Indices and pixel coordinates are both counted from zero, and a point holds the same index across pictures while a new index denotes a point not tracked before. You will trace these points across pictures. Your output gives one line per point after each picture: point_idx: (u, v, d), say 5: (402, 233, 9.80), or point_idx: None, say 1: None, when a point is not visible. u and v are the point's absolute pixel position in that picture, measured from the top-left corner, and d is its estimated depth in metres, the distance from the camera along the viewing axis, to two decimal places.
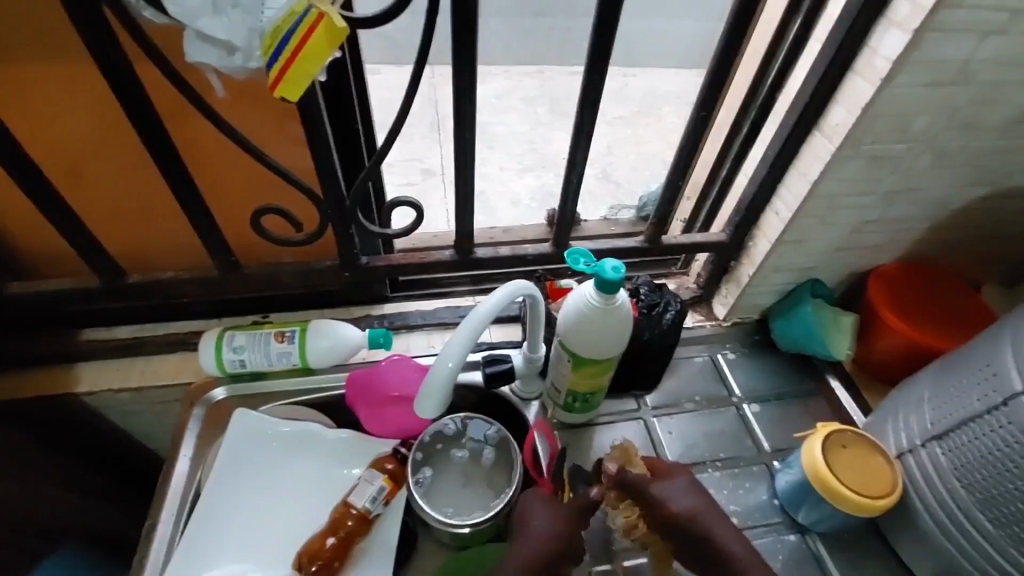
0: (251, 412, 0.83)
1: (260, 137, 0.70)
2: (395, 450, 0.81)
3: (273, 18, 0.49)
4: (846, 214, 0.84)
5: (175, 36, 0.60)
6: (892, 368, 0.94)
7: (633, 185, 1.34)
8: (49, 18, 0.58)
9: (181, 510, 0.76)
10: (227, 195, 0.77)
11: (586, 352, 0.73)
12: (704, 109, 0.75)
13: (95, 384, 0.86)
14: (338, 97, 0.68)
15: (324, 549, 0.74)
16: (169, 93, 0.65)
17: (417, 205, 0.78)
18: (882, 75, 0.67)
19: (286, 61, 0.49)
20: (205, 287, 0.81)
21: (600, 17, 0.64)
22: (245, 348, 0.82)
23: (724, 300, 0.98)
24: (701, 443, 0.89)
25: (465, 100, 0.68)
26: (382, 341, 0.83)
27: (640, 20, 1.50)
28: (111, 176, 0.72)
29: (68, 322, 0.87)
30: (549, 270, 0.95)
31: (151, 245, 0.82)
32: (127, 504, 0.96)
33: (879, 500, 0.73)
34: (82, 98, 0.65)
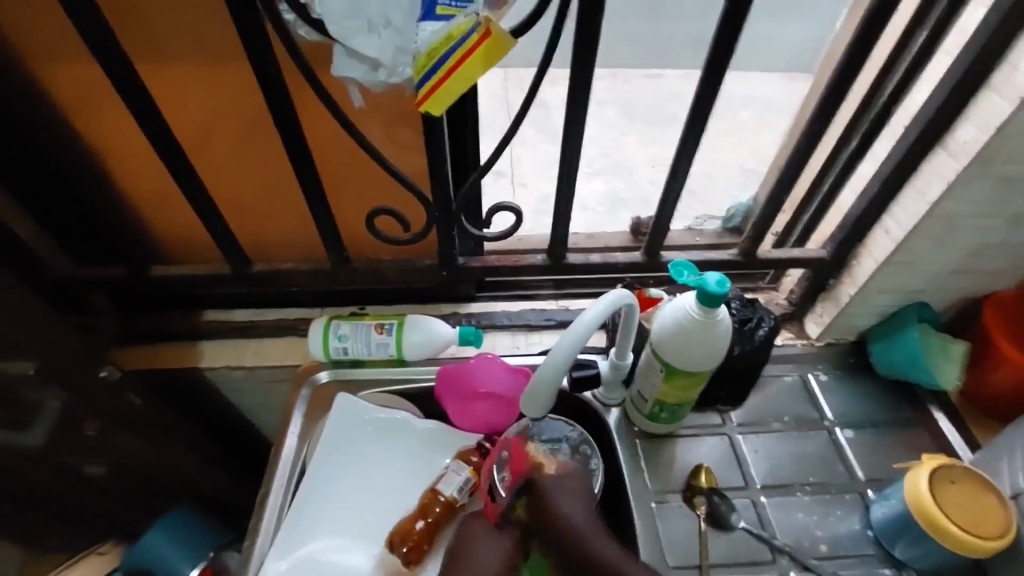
0: (351, 397, 0.89)
1: (382, 144, 0.75)
2: (480, 445, 0.85)
3: (428, 40, 0.53)
4: (964, 236, 0.79)
5: (326, 54, 0.65)
6: (1005, 403, 0.87)
7: (710, 193, 1.31)
8: (218, 35, 0.65)
9: (289, 481, 0.84)
10: (343, 195, 0.83)
11: (680, 364, 0.73)
12: (816, 124, 0.74)
13: (214, 360, 0.95)
14: (455, 107, 0.72)
15: (414, 531, 0.79)
16: (310, 100, 0.71)
17: (517, 210, 0.81)
18: (1023, 93, 0.64)
19: (439, 79, 0.54)
20: (318, 278, 0.88)
21: (719, 31, 0.65)
22: (349, 337, 0.88)
23: (818, 319, 0.95)
24: (788, 464, 0.87)
25: (575, 111, 0.70)
26: (473, 338, 0.87)
27: None
28: (247, 174, 0.80)
29: (193, 303, 0.97)
30: (637, 278, 0.96)
31: (273, 237, 0.89)
32: (233, 473, 1.05)
33: (990, 541, 0.69)
34: (236, 105, 0.72)
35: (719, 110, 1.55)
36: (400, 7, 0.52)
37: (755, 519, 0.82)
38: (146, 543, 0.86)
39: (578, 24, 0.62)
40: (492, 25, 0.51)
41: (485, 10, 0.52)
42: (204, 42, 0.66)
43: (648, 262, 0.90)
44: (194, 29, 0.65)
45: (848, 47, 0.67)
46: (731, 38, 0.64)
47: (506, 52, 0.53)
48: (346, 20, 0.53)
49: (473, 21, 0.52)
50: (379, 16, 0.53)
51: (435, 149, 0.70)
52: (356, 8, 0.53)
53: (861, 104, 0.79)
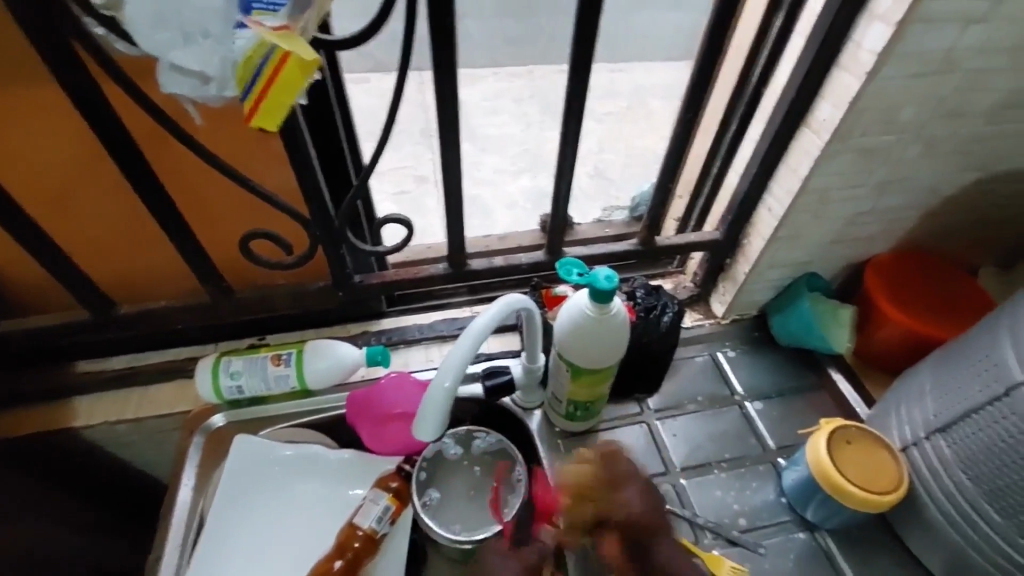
0: (250, 436, 0.82)
1: (244, 163, 0.70)
2: (400, 468, 0.81)
3: (244, 48, 0.48)
4: (838, 207, 0.83)
5: (148, 68, 0.59)
6: (892, 358, 0.93)
7: (626, 182, 1.33)
8: (22, 61, 0.58)
9: (186, 541, 0.76)
10: (215, 221, 0.76)
11: (583, 362, 0.72)
12: (690, 110, 0.75)
13: (91, 417, 0.85)
14: (319, 118, 0.67)
15: (331, 572, 0.74)
16: (146, 123, 0.64)
17: (408, 221, 0.77)
18: (868, 68, 0.67)
19: (261, 92, 0.50)
20: (198, 314, 0.81)
21: (580, 23, 0.63)
22: (242, 374, 0.81)
23: (721, 298, 0.97)
24: (705, 444, 0.88)
25: (449, 112, 0.67)
26: (380, 358, 0.82)
27: (624, 14, 1.49)
28: (96, 210, 0.72)
29: (66, 354, 0.87)
30: (545, 277, 0.94)
31: (141, 275, 0.81)
32: (135, 535, 0.96)
33: (885, 495, 0.73)
34: (62, 133, 0.64)
35: (627, 99, 1.57)
36: (216, 15, 0.47)
37: (677, 504, 0.83)
38: None
39: (432, 21, 0.59)
40: (289, 45, 0.47)
41: (282, 18, 0.48)
42: (4, 64, 0.58)
43: (550, 261, 0.89)
44: None
45: (708, 32, 0.68)
46: (592, 30, 0.64)
47: (314, 67, 0.49)
48: (156, 32, 0.48)
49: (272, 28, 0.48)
50: (191, 25, 0.48)
51: (302, 166, 0.65)
52: (161, 16, 0.47)
53: (733, 87, 0.81)
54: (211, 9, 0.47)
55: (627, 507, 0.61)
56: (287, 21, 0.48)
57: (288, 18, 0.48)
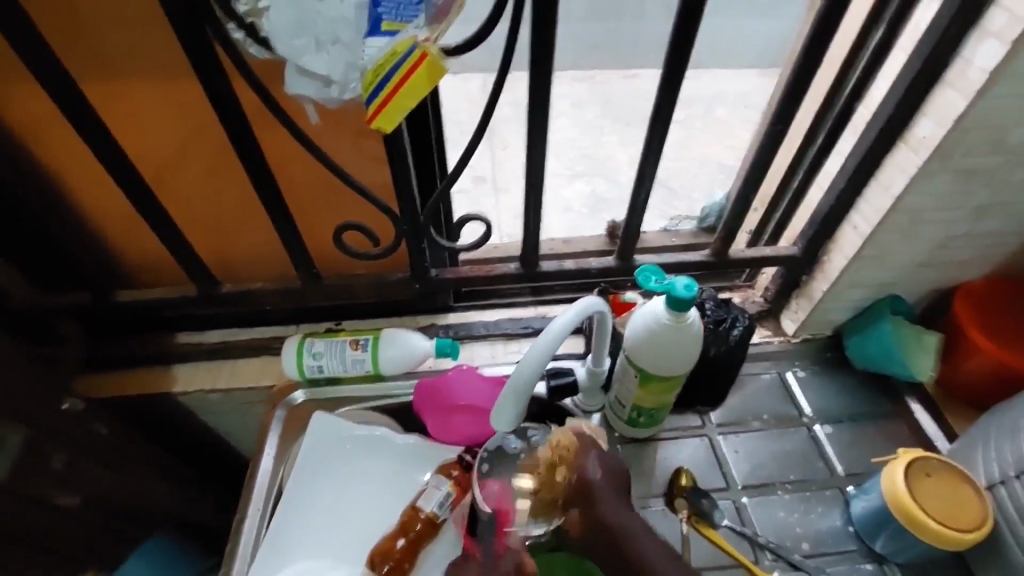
0: (327, 415, 0.88)
1: (343, 158, 0.75)
2: (461, 457, 0.83)
3: (375, 56, 0.52)
4: (930, 229, 0.80)
5: (279, 70, 0.65)
6: (979, 392, 0.88)
7: (688, 191, 1.32)
8: (171, 60, 0.65)
9: (266, 506, 0.83)
10: (312, 211, 0.82)
11: (653, 368, 0.73)
12: (779, 123, 0.74)
13: (188, 385, 0.93)
14: (416, 118, 0.71)
15: (395, 550, 0.78)
16: (265, 119, 0.70)
17: (488, 220, 0.80)
18: (978, 87, 0.64)
19: (388, 95, 0.54)
20: (288, 296, 0.87)
21: (676, 34, 0.64)
22: (323, 355, 0.87)
23: (794, 315, 0.95)
24: (769, 464, 0.87)
25: (538, 117, 0.70)
26: (450, 350, 0.86)
27: None
28: (211, 196, 0.80)
29: (166, 326, 0.95)
30: (612, 282, 0.95)
31: (240, 257, 0.89)
32: (213, 497, 1.03)
33: (966, 534, 0.69)
34: (194, 125, 0.72)
35: (696, 108, 1.55)
36: (347, 24, 0.51)
37: (736, 520, 0.82)
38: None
39: (533, 31, 0.61)
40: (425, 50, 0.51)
41: (422, 29, 0.52)
42: (157, 65, 0.66)
43: (621, 267, 0.90)
44: (146, 52, 0.64)
45: (807, 45, 0.67)
46: (687, 41, 0.65)
47: (443, 75, 0.53)
48: (292, 39, 0.53)
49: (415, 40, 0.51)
50: (325, 34, 0.52)
51: (399, 164, 0.69)
52: (300, 26, 0.52)
53: (824, 101, 0.80)
54: (347, 19, 0.51)
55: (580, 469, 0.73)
56: (424, 32, 0.52)
57: (427, 29, 0.52)
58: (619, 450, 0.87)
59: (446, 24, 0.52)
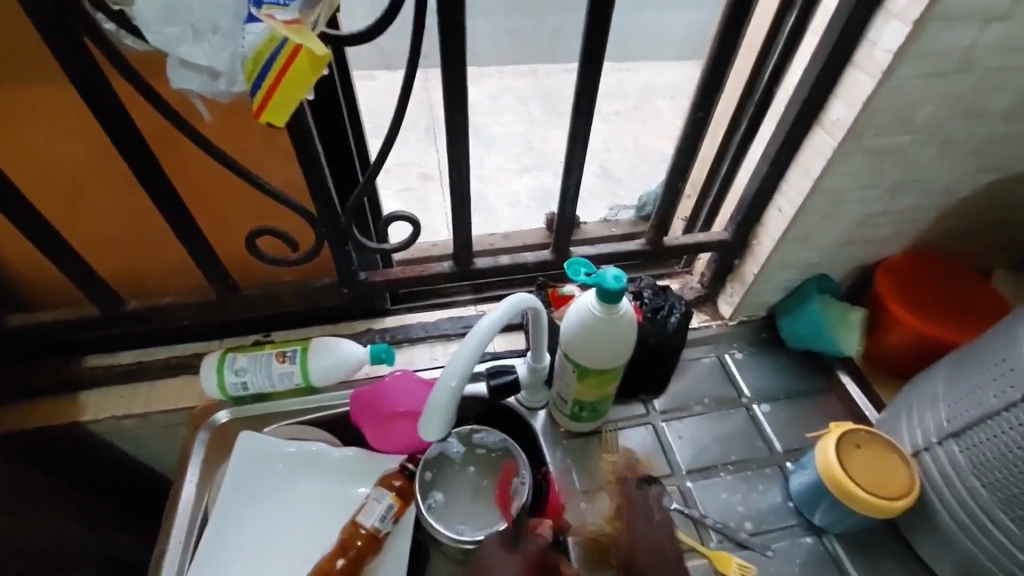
0: (254, 433, 0.82)
1: (249, 158, 0.69)
2: (402, 467, 0.80)
3: (254, 43, 0.48)
4: (850, 209, 0.82)
5: (159, 64, 0.59)
6: (903, 362, 0.92)
7: (631, 181, 1.32)
8: (29, 52, 0.57)
9: (190, 535, 0.76)
10: (223, 216, 0.76)
11: (589, 362, 0.72)
12: (701, 109, 0.74)
13: (98, 413, 0.86)
14: (327, 114, 0.67)
15: (334, 570, 0.74)
16: (154, 118, 0.64)
17: (414, 218, 0.76)
18: (883, 68, 0.66)
19: (271, 86, 0.49)
20: (204, 309, 0.81)
21: (591, 21, 0.63)
22: (247, 370, 0.81)
23: (729, 299, 0.96)
24: (712, 447, 0.88)
25: (457, 108, 0.67)
26: (385, 356, 0.82)
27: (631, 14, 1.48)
28: (102, 205, 0.72)
29: (69, 349, 0.87)
30: (551, 276, 0.94)
31: (147, 271, 0.81)
32: (138, 529, 0.96)
33: (893, 500, 0.71)
34: (70, 126, 0.64)
35: (634, 99, 1.56)
36: (225, 9, 0.47)
37: (682, 505, 0.82)
38: None
39: (442, 17, 0.58)
40: (300, 39, 0.46)
41: (294, 10, 0.46)
42: (17, 64, 0.58)
43: (557, 260, 0.89)
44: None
45: (722, 29, 0.67)
46: (603, 27, 0.63)
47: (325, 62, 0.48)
48: (165, 27, 0.48)
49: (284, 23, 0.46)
50: (202, 21, 0.47)
51: (310, 163, 0.65)
52: (172, 12, 0.47)
53: (745, 86, 0.80)
54: (224, 5, 0.47)
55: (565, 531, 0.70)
56: (296, 13, 0.46)
57: (300, 11, 0.46)
58: (564, 446, 0.86)
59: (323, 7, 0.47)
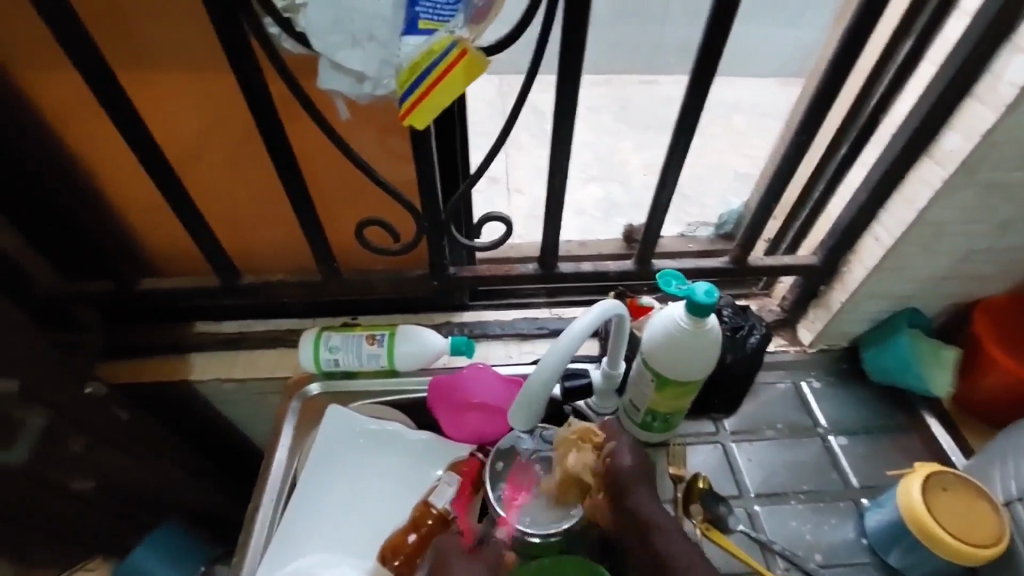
0: (342, 408, 0.88)
1: (369, 155, 0.76)
2: (473, 455, 0.84)
3: (411, 54, 0.53)
4: (952, 243, 0.79)
5: (309, 65, 0.65)
6: (996, 409, 0.87)
7: (704, 198, 1.31)
8: (204, 47, 0.66)
9: (280, 496, 0.83)
10: (335, 205, 0.83)
11: (671, 373, 0.73)
12: (805, 132, 0.74)
13: (205, 372, 0.94)
14: (442, 118, 0.72)
15: (406, 544, 0.78)
16: (295, 114, 0.71)
17: (507, 220, 0.80)
18: (1007, 102, 0.64)
19: (424, 92, 0.55)
20: (307, 289, 0.88)
21: (705, 42, 0.65)
22: (340, 349, 0.88)
23: (810, 325, 0.95)
24: (782, 473, 0.86)
25: (563, 117, 0.70)
26: (465, 348, 0.86)
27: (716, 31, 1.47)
28: (235, 185, 0.81)
29: (183, 315, 0.96)
30: (628, 286, 0.95)
31: (262, 249, 0.90)
32: (222, 485, 1.04)
33: (981, 549, 0.68)
34: (223, 113, 0.72)
35: (710, 116, 1.55)
36: (384, 21, 0.52)
37: (749, 527, 0.82)
38: (137, 560, 0.86)
39: (563, 32, 0.62)
40: (467, 47, 0.53)
41: (463, 30, 0.53)
42: (191, 58, 0.67)
43: (639, 271, 0.90)
44: (179, 41, 0.65)
45: (836, 54, 0.67)
46: (716, 48, 0.65)
47: (482, 71, 0.54)
48: (328, 35, 0.53)
49: (454, 38, 0.52)
50: (361, 30, 0.52)
51: (423, 162, 0.70)
52: (336, 22, 0.52)
53: (849, 111, 0.79)
54: (382, 18, 0.52)
55: (613, 462, 0.74)
56: (463, 32, 0.52)
57: (467, 30, 0.53)
58: None
59: (486, 25, 0.53)
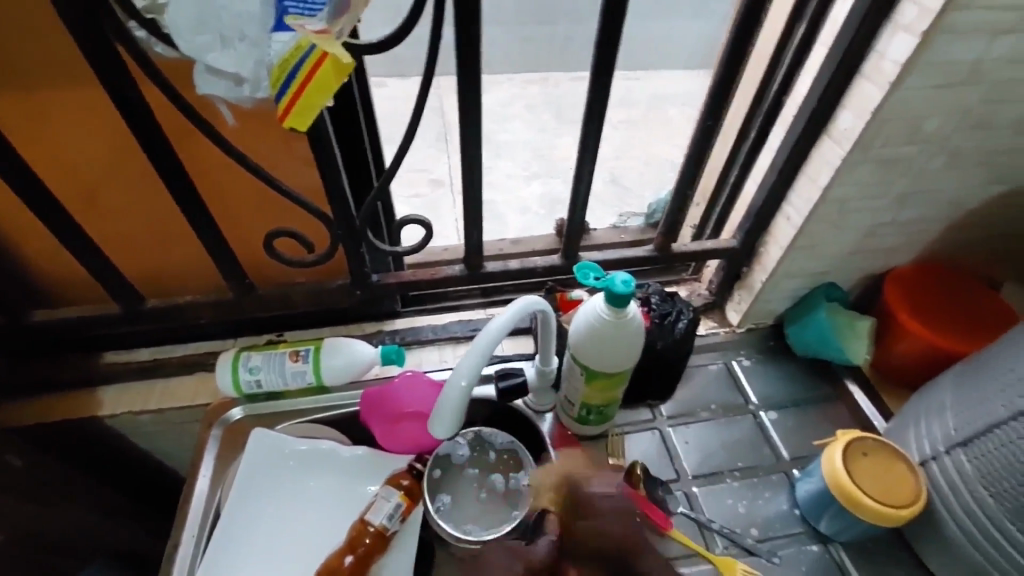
0: (267, 431, 0.83)
1: (271, 162, 0.72)
2: (411, 466, 0.81)
3: (280, 51, 0.50)
4: (857, 218, 0.83)
5: (186, 70, 0.61)
6: (911, 372, 0.92)
7: (639, 189, 1.33)
8: (66, 58, 0.60)
9: (202, 529, 0.78)
10: (242, 216, 0.79)
11: (596, 365, 0.73)
12: (710, 118, 0.75)
13: (116, 407, 0.88)
14: (345, 121, 0.69)
15: (342, 567, 0.75)
16: (176, 117, 0.66)
17: (426, 222, 0.78)
18: (891, 79, 0.66)
19: (295, 93, 0.52)
20: (221, 308, 0.83)
21: (604, 31, 0.64)
22: (260, 369, 0.83)
23: (737, 306, 0.97)
24: (718, 453, 0.88)
25: (470, 113, 0.68)
26: (394, 357, 0.83)
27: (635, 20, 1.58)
28: (125, 205, 0.75)
29: (88, 346, 0.89)
30: (559, 281, 0.95)
31: (168, 270, 0.84)
32: (148, 523, 0.97)
33: (901, 510, 0.71)
34: (101, 129, 0.67)
35: (644, 108, 1.57)
36: (252, 19, 0.49)
37: (689, 509, 0.83)
38: None
39: (457, 26, 0.60)
40: (326, 48, 0.49)
41: (320, 20, 0.49)
42: (56, 73, 0.61)
43: (565, 265, 0.90)
44: (35, 55, 0.59)
45: (731, 40, 0.68)
46: (615, 36, 0.65)
47: (349, 70, 0.51)
48: (196, 35, 0.50)
49: (313, 34, 0.49)
50: (230, 29, 0.50)
51: (326, 168, 0.67)
52: (202, 20, 0.49)
53: (754, 95, 0.82)
54: (249, 14, 0.49)
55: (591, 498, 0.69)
56: (324, 24, 0.49)
57: (327, 23, 0.50)
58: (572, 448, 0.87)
59: (349, 19, 0.50)
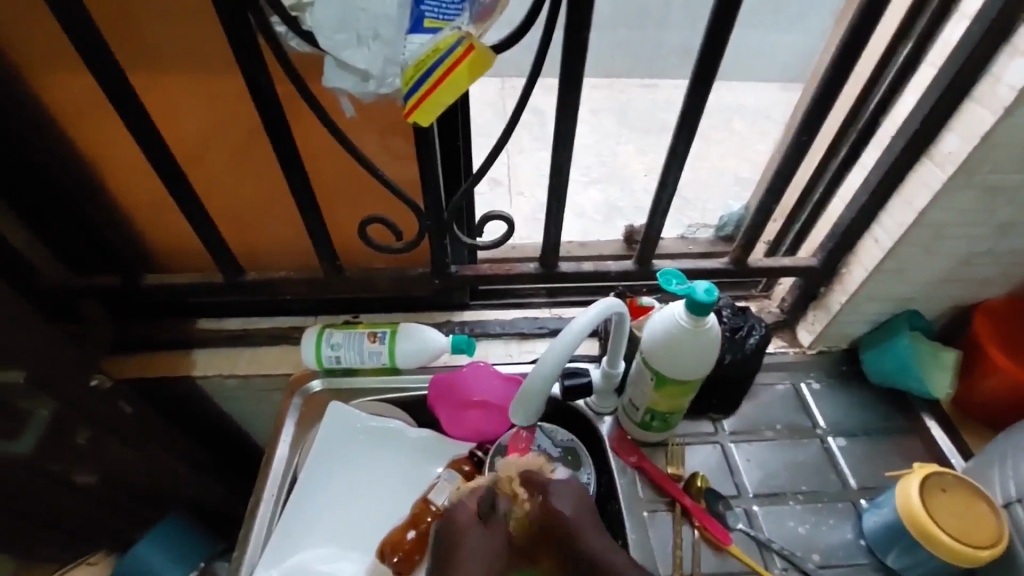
0: (342, 405, 0.89)
1: (373, 153, 0.77)
2: (472, 454, 0.86)
3: (416, 52, 0.54)
4: (951, 245, 0.80)
5: (316, 64, 0.67)
6: (997, 411, 0.88)
7: (706, 201, 1.32)
8: (209, 40, 0.66)
9: (280, 490, 0.84)
10: (338, 200, 0.84)
11: (670, 372, 0.74)
12: (805, 134, 0.75)
13: (208, 368, 0.95)
14: (446, 117, 0.73)
15: (405, 541, 0.78)
16: (300, 107, 0.72)
17: (509, 219, 0.80)
18: (1006, 103, 0.64)
19: (429, 88, 0.56)
20: (311, 286, 0.88)
21: (707, 43, 0.65)
22: (341, 346, 0.88)
23: (810, 327, 0.95)
24: (781, 473, 0.87)
25: (566, 116, 0.71)
26: (465, 346, 0.86)
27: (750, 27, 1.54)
28: (238, 182, 0.81)
29: (186, 311, 0.97)
30: (629, 286, 0.96)
31: (267, 247, 0.91)
32: (223, 480, 1.05)
33: (981, 551, 0.69)
34: (230, 109, 0.73)
35: (713, 119, 1.56)
36: (390, 22, 0.53)
37: (747, 525, 0.82)
38: (138, 553, 0.86)
39: (564, 31, 0.62)
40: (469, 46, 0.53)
41: (468, 24, 0.53)
42: (199, 54, 0.67)
43: (639, 271, 0.91)
44: (184, 39, 0.66)
45: (836, 57, 0.67)
46: (718, 47, 0.65)
47: (486, 67, 0.55)
48: (336, 33, 0.54)
49: (460, 35, 0.53)
50: (367, 28, 0.53)
51: (426, 160, 0.71)
52: (344, 21, 0.53)
53: (849, 113, 0.80)
54: (386, 17, 0.53)
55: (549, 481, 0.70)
56: (468, 28, 0.53)
57: (473, 26, 0.54)
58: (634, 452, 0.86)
59: (490, 23, 0.53)
